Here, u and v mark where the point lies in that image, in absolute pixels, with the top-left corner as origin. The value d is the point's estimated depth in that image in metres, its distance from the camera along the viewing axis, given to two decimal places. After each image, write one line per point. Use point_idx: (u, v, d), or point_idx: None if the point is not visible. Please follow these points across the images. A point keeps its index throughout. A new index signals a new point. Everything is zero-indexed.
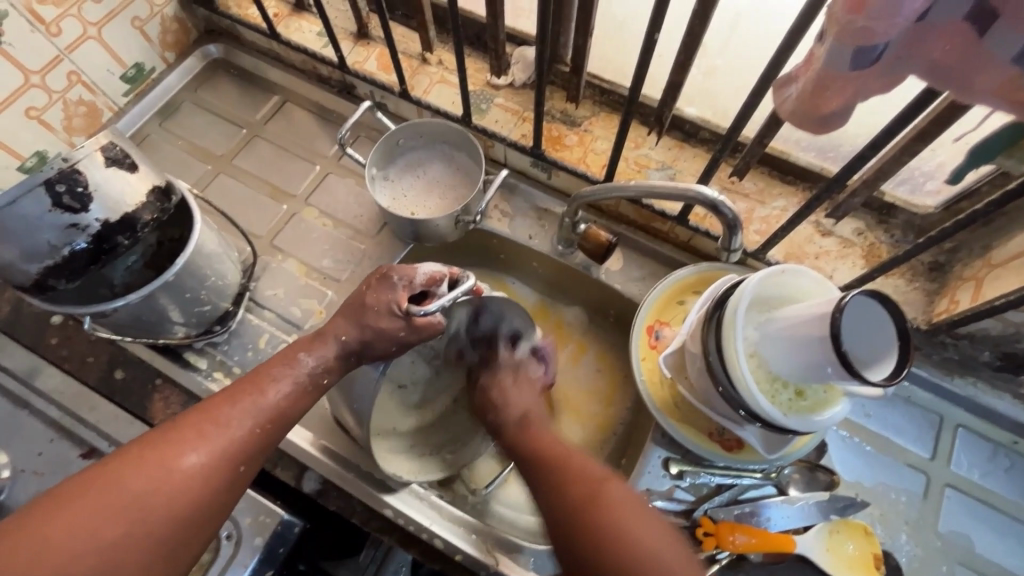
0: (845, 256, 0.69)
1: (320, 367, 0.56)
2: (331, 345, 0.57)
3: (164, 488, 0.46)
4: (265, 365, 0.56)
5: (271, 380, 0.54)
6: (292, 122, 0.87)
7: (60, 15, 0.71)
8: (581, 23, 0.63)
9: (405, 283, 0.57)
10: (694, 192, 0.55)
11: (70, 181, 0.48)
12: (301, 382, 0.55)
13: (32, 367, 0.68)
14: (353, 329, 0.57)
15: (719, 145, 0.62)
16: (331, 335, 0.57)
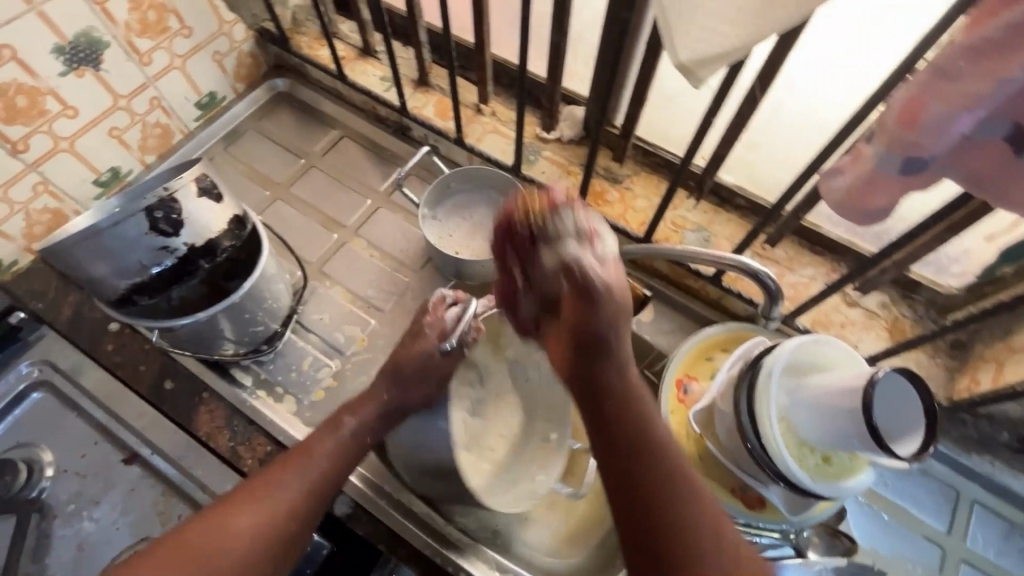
0: (871, 327, 0.72)
1: (359, 424, 0.61)
2: (375, 402, 0.62)
3: (227, 550, 0.49)
4: (313, 431, 0.60)
5: (320, 443, 0.58)
6: (348, 156, 0.92)
7: (153, 47, 0.77)
8: (635, 94, 0.68)
9: (436, 332, 0.64)
10: (741, 263, 0.58)
11: (168, 209, 0.52)
12: (346, 445, 0.59)
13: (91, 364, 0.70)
14: (393, 390, 0.62)
15: (761, 219, 0.67)
16: (374, 398, 0.62)
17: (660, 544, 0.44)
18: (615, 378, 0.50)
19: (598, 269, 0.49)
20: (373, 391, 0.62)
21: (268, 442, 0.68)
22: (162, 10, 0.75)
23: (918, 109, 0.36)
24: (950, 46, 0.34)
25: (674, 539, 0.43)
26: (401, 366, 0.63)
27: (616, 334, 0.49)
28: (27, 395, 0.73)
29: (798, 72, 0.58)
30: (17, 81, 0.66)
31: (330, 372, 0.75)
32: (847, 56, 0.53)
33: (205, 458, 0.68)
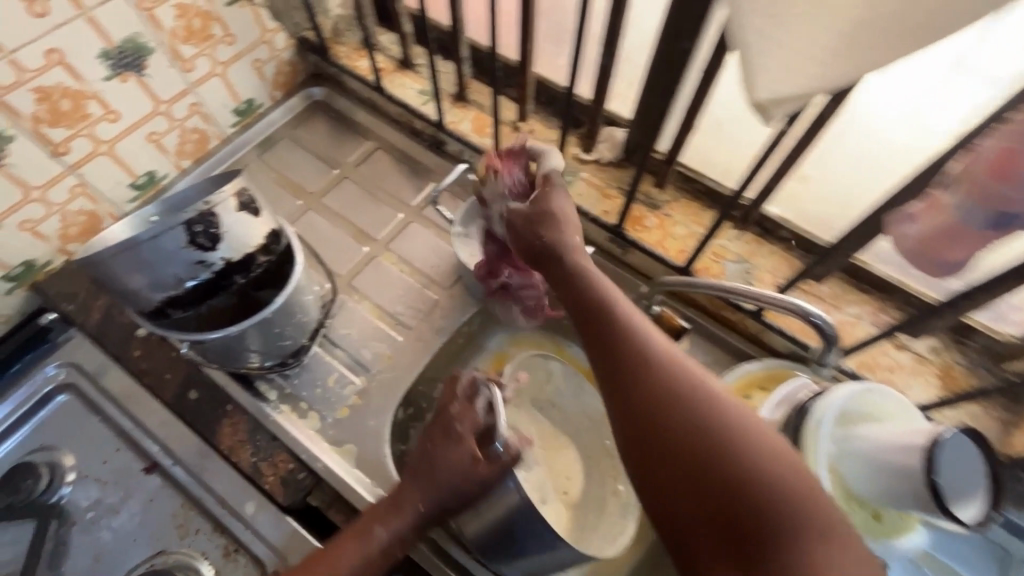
0: (920, 373, 0.69)
1: (387, 520, 0.57)
2: (408, 508, 0.57)
3: None
4: (337, 539, 0.56)
5: (342, 557, 0.55)
6: (382, 168, 0.91)
7: (196, 54, 0.77)
8: (684, 121, 0.66)
9: (468, 428, 0.58)
10: (794, 305, 0.56)
11: (207, 222, 0.51)
12: (370, 559, 0.56)
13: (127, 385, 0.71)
14: (427, 491, 0.57)
15: (816, 258, 0.65)
16: (407, 505, 0.57)
17: (660, 427, 0.41)
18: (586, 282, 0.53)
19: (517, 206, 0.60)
20: (401, 500, 0.57)
21: (291, 459, 0.67)
22: (208, 18, 0.75)
23: (1013, 162, 0.35)
24: None
25: (665, 408, 0.42)
26: (439, 468, 0.57)
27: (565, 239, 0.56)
28: (53, 397, 0.72)
29: (865, 110, 0.56)
30: (63, 84, 0.66)
31: (355, 390, 0.73)
32: (917, 101, 0.52)
33: (226, 472, 0.67)
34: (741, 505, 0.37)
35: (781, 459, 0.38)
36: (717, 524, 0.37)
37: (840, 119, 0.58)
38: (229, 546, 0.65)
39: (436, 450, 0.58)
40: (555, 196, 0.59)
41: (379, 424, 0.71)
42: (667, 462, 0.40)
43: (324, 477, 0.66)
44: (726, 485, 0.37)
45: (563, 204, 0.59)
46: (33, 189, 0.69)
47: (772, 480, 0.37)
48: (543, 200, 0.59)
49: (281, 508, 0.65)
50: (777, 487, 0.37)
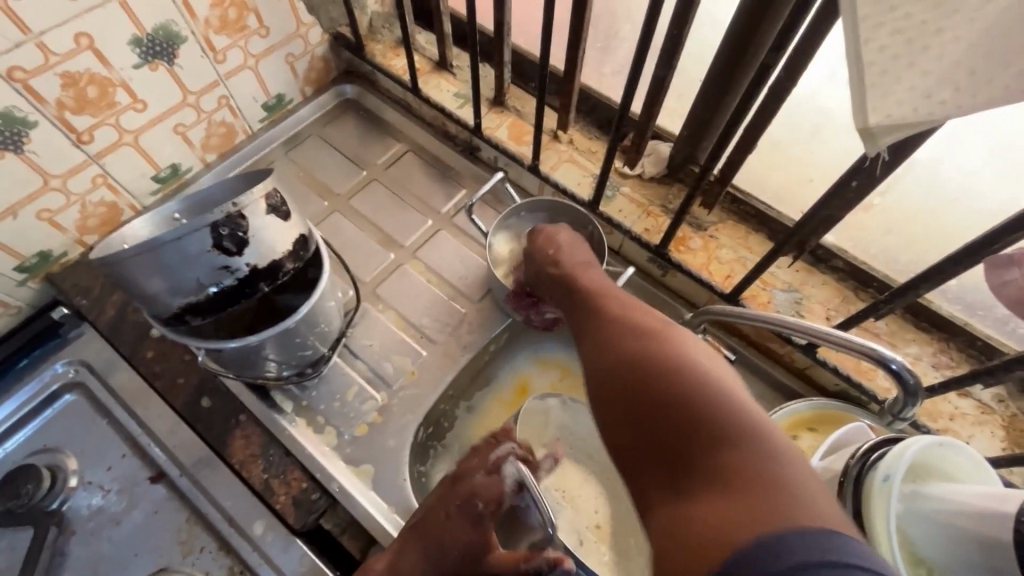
0: (984, 423, 0.63)
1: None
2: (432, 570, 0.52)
3: None
4: None
5: None
6: (412, 172, 0.87)
7: (229, 45, 0.74)
8: (743, 141, 0.61)
9: (488, 509, 0.53)
10: (875, 353, 0.48)
11: (234, 225, 0.48)
12: None
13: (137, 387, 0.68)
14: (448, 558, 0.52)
15: (885, 295, 0.58)
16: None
17: (615, 381, 0.45)
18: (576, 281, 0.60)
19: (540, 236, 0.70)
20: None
21: (305, 478, 0.63)
22: (244, 8, 0.72)
23: None
24: None
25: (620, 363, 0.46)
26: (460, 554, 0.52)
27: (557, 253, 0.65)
28: (60, 395, 0.69)
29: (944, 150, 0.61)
30: (91, 71, 0.63)
31: (375, 406, 0.69)
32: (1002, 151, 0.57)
33: (236, 488, 0.63)
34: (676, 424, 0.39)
35: (730, 399, 0.39)
36: (672, 471, 0.38)
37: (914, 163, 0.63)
38: (235, 567, 0.61)
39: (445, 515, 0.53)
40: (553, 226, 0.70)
41: (398, 444, 0.67)
42: (630, 412, 0.43)
43: (339, 500, 0.62)
44: (676, 421, 0.39)
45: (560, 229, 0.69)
46: (53, 178, 0.66)
47: (704, 398, 0.39)
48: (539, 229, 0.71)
49: (292, 530, 0.61)
50: (705, 402, 0.39)
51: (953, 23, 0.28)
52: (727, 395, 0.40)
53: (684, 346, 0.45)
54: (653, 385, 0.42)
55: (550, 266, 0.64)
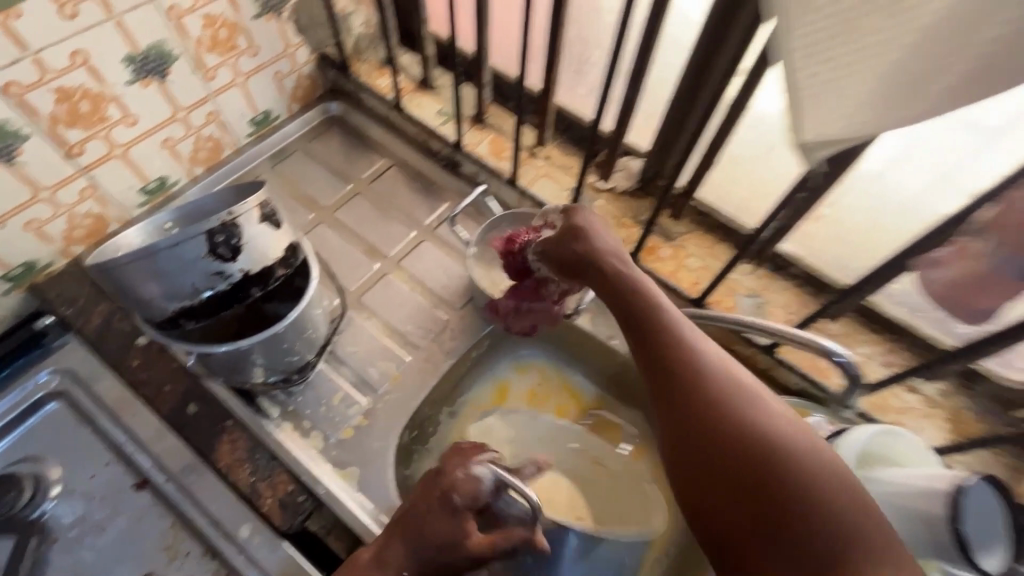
0: (931, 416, 0.69)
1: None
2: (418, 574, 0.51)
3: None
4: None
5: None
6: (396, 185, 0.91)
7: (219, 63, 0.77)
8: (706, 155, 0.66)
9: (466, 502, 0.51)
10: (815, 344, 0.56)
11: (229, 233, 0.50)
12: None
13: (123, 394, 0.69)
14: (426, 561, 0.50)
15: (833, 298, 0.65)
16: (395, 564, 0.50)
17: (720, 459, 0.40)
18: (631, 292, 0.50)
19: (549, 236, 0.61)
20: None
21: (291, 481, 0.64)
22: (234, 29, 0.75)
23: None
24: None
25: (721, 438, 0.40)
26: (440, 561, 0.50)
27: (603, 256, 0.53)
28: (43, 405, 0.69)
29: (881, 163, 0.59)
30: (85, 86, 0.65)
31: (360, 410, 0.71)
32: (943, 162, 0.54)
33: (222, 492, 0.64)
34: (808, 527, 0.36)
35: (854, 497, 0.37)
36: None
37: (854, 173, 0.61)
38: (220, 571, 0.62)
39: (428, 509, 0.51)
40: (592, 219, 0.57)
41: (384, 447, 0.69)
42: (743, 506, 0.38)
43: (325, 501, 0.63)
44: (804, 526, 0.36)
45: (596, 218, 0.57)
46: (42, 189, 0.68)
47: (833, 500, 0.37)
48: (576, 217, 0.56)
49: (278, 532, 0.62)
50: (835, 504, 0.37)
51: (864, 58, 0.33)
52: (854, 499, 0.37)
53: (782, 421, 0.41)
54: (767, 483, 0.38)
55: (594, 269, 0.52)
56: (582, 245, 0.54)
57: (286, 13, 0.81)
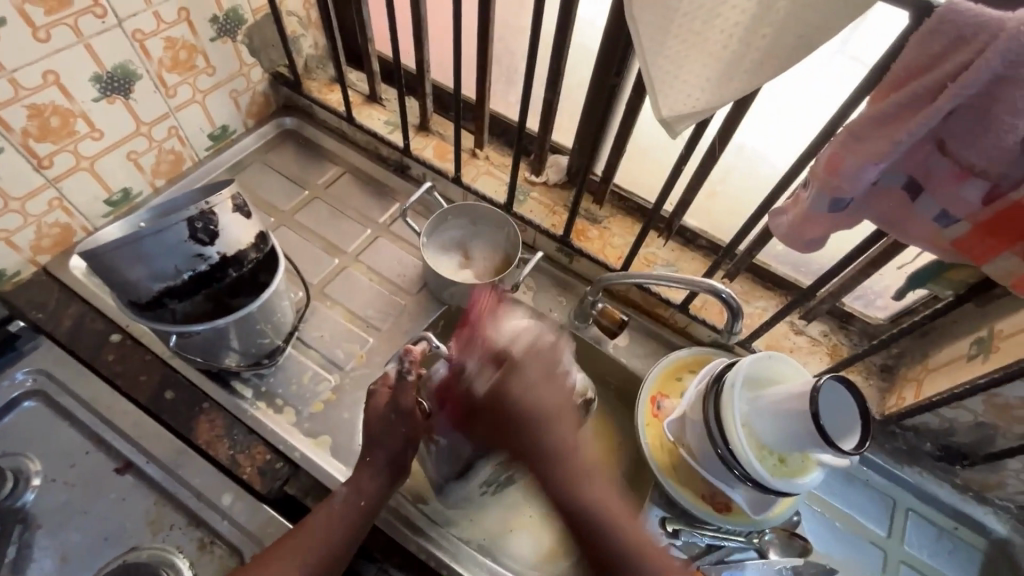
0: (815, 351, 0.82)
1: (357, 491, 0.64)
2: (383, 469, 0.65)
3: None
4: (313, 513, 0.63)
5: (315, 525, 0.62)
6: (350, 189, 0.99)
7: (179, 82, 0.84)
8: (617, 144, 0.79)
9: (384, 383, 0.68)
10: (703, 284, 0.69)
11: (207, 221, 0.58)
12: (345, 515, 0.62)
13: (98, 386, 0.73)
14: (380, 454, 0.66)
15: (720, 253, 0.78)
16: (364, 462, 0.65)
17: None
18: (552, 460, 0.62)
19: (477, 379, 0.68)
20: (363, 483, 0.64)
21: (268, 450, 0.71)
22: (193, 50, 0.83)
23: (838, 161, 0.47)
24: (862, 115, 0.45)
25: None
26: (382, 438, 0.66)
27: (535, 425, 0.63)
28: (19, 403, 0.73)
29: (747, 138, 0.72)
30: (55, 103, 0.71)
31: (328, 386, 0.79)
32: (783, 136, 0.69)
33: (202, 466, 0.69)
34: None
35: None
36: None
37: (730, 146, 0.74)
38: (204, 538, 0.67)
39: (369, 413, 0.67)
40: (520, 394, 0.64)
41: (353, 416, 0.77)
42: None
43: (301, 465, 0.71)
44: None
45: (522, 382, 0.65)
46: (12, 200, 0.72)
47: None
48: (503, 391, 0.64)
49: (259, 496, 0.69)
50: None
51: (685, 62, 0.45)
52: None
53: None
54: None
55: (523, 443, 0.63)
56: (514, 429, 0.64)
57: (240, 36, 0.89)
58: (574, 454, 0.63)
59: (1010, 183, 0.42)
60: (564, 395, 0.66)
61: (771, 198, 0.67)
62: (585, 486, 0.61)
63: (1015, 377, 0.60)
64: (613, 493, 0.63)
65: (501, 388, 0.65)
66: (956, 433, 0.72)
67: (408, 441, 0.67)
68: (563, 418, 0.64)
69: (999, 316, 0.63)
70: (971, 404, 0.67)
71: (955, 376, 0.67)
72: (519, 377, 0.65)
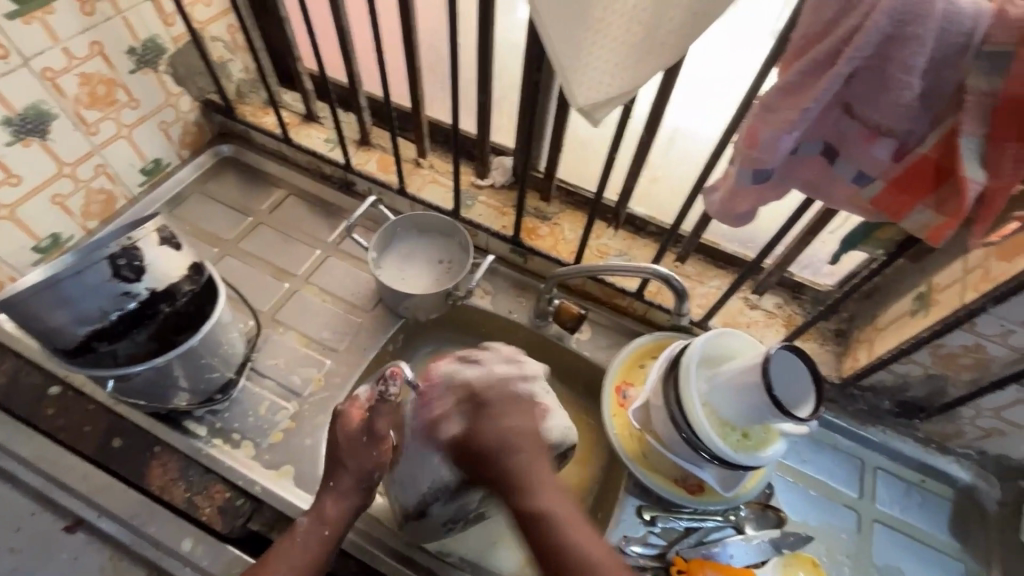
0: (771, 323, 0.83)
1: (319, 518, 0.61)
2: (351, 493, 0.61)
3: None
4: (277, 545, 0.60)
5: (279, 558, 0.59)
6: (295, 212, 0.97)
7: (100, 118, 0.81)
8: (555, 140, 0.79)
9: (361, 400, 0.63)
10: (650, 269, 0.69)
11: (130, 256, 0.56)
12: (312, 544, 0.60)
13: (37, 442, 0.70)
14: (347, 478, 0.61)
15: (665, 237, 0.79)
16: (338, 477, 0.62)
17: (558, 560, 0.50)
18: (514, 420, 0.55)
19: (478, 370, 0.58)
20: (325, 509, 0.61)
21: (227, 488, 0.69)
22: (111, 85, 0.80)
23: (755, 134, 0.47)
24: (770, 87, 0.46)
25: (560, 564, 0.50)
26: (349, 459, 0.61)
27: (513, 411, 0.55)
28: None
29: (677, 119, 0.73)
30: None
31: (287, 415, 0.77)
32: (713, 114, 0.70)
33: (156, 512, 0.66)
34: None
35: None
36: None
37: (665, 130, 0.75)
38: None
39: (337, 433, 0.62)
40: (505, 422, 0.54)
41: (315, 442, 0.74)
42: None
43: (263, 499, 0.68)
44: None
45: (501, 412, 0.55)
46: None
47: None
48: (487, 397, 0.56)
49: (220, 537, 0.66)
50: None
51: (595, 49, 0.45)
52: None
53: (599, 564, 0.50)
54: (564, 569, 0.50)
55: (495, 411, 0.55)
56: (502, 412, 0.55)
57: (162, 66, 0.86)
58: (528, 446, 0.54)
59: (915, 139, 0.44)
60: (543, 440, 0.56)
61: (704, 176, 0.68)
62: (529, 474, 0.53)
63: (956, 326, 0.61)
64: (586, 525, 0.52)
65: (480, 421, 0.54)
66: (910, 388, 0.74)
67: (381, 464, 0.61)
68: (529, 445, 0.54)
69: (936, 269, 0.65)
70: (920, 358, 0.68)
71: (902, 332, 0.69)
72: (506, 408, 0.55)
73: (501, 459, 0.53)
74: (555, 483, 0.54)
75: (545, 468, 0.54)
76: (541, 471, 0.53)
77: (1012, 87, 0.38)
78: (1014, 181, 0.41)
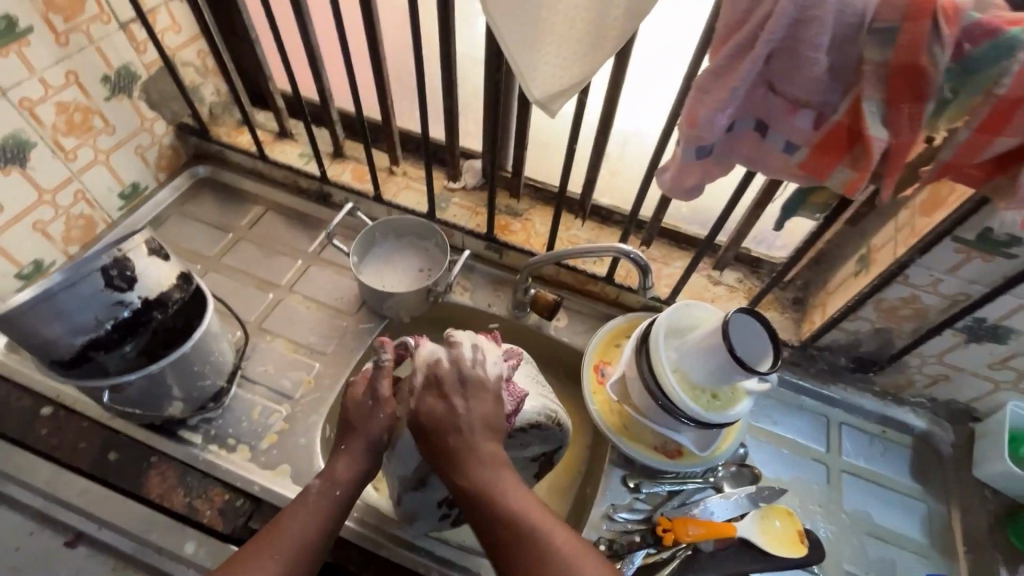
0: (734, 297, 0.88)
1: (331, 481, 0.61)
2: (362, 456, 0.62)
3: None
4: (285, 510, 0.60)
5: (286, 521, 0.58)
6: (274, 226, 1.00)
7: (78, 144, 0.83)
8: (519, 140, 0.85)
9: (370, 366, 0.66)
10: (615, 249, 0.74)
11: (121, 267, 0.60)
12: (321, 509, 0.60)
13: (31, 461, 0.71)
14: (358, 442, 0.62)
15: (628, 222, 0.84)
16: (345, 447, 0.63)
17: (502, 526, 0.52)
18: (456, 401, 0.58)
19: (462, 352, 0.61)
20: (336, 471, 0.61)
21: (226, 491, 0.70)
22: (88, 112, 0.83)
23: (695, 114, 0.53)
24: (703, 71, 0.51)
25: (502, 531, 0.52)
26: (360, 423, 0.63)
27: (466, 391, 0.59)
28: None
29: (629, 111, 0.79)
30: None
31: (280, 417, 0.79)
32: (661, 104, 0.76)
33: (158, 520, 0.68)
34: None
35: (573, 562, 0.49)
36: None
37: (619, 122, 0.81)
38: None
39: (346, 400, 0.65)
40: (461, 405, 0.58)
41: (308, 441, 0.77)
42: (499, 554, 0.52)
43: (262, 498, 0.70)
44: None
45: (452, 397, 0.58)
46: None
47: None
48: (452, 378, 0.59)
49: (223, 537, 0.67)
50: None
51: (544, 46, 0.50)
52: None
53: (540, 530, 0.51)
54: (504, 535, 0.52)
55: (447, 390, 0.58)
56: (450, 396, 0.58)
57: (137, 92, 0.89)
58: (477, 423, 0.57)
59: (830, 108, 0.50)
60: (500, 420, 0.59)
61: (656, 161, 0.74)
62: (474, 446, 0.56)
63: (892, 279, 0.68)
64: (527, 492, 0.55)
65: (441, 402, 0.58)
66: (862, 344, 0.80)
67: (386, 427, 0.62)
68: (479, 419, 0.58)
69: (872, 232, 0.72)
70: (866, 313, 0.75)
71: (849, 291, 0.75)
72: (473, 391, 0.59)
73: (446, 434, 0.56)
74: (497, 459, 0.57)
75: (489, 446, 0.57)
76: (484, 447, 0.57)
77: (900, 55, 0.44)
78: (911, 136, 0.48)
